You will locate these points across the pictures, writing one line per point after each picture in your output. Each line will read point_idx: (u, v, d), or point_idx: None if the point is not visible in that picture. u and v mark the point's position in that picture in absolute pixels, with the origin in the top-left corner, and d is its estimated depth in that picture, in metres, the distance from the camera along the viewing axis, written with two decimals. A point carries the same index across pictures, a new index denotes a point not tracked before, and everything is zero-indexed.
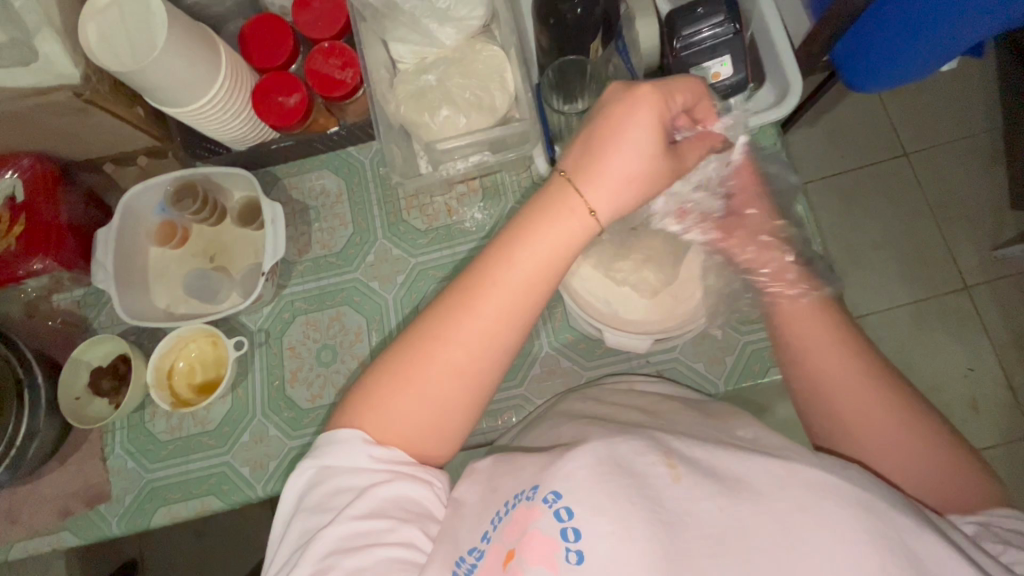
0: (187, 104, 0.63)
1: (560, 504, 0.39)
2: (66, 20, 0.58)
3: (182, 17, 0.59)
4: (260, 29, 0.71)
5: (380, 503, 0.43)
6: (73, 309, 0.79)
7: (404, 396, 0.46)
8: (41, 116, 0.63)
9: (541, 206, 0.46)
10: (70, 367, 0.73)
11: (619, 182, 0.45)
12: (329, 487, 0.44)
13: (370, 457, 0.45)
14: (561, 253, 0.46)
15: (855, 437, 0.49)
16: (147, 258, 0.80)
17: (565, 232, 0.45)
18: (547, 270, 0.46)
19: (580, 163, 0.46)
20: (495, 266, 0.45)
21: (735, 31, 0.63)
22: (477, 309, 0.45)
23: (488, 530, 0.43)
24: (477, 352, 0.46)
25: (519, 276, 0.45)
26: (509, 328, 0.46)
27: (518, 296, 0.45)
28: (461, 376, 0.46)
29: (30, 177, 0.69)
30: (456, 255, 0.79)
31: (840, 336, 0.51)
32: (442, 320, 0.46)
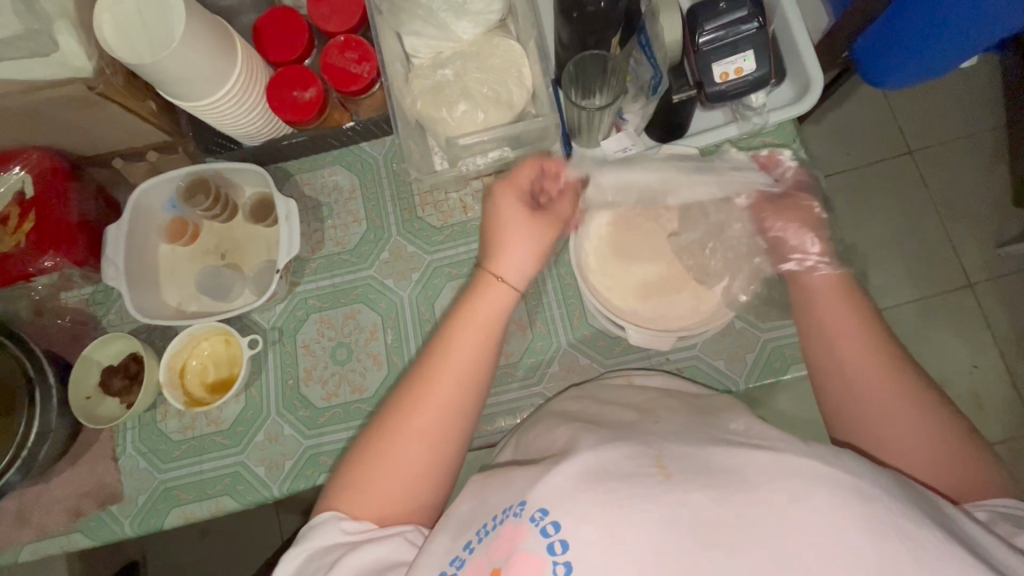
0: (202, 98, 0.62)
1: (546, 520, 0.38)
2: (80, 10, 0.56)
3: (199, 9, 0.58)
4: (275, 22, 0.70)
5: (352, 570, 0.44)
6: (82, 307, 0.78)
7: (382, 468, 0.49)
8: (51, 109, 0.62)
9: (469, 293, 0.57)
10: (82, 366, 0.72)
11: (519, 251, 0.59)
12: (308, 570, 0.46)
13: (339, 532, 0.47)
14: (489, 325, 0.55)
15: (859, 401, 0.51)
16: (157, 256, 0.79)
17: (494, 304, 0.56)
18: (478, 347, 0.54)
19: (489, 251, 0.59)
20: (432, 360, 0.53)
21: (758, 26, 0.63)
22: (426, 399, 0.51)
23: (473, 543, 0.42)
24: (429, 436, 0.50)
25: (455, 359, 0.53)
26: (457, 406, 0.52)
27: (468, 365, 0.53)
28: (433, 438, 0.50)
29: (39, 172, 0.68)
30: (472, 252, 0.78)
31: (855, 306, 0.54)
32: (396, 417, 0.51)
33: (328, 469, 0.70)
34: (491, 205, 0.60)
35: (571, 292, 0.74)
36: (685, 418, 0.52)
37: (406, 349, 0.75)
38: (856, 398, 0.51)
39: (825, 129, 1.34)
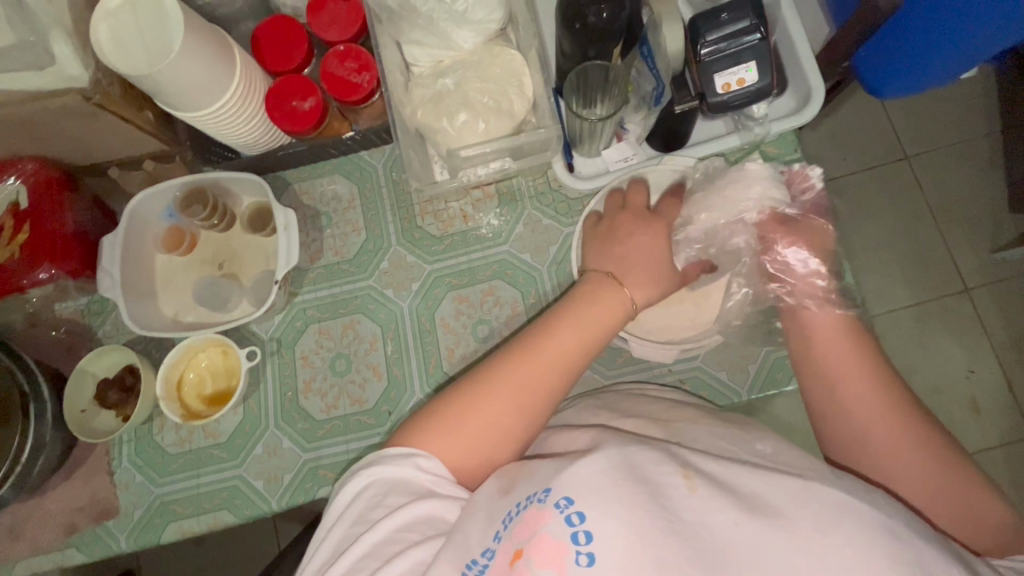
0: (200, 108, 0.61)
1: (572, 508, 0.39)
2: (75, 21, 0.55)
3: (196, 18, 0.57)
4: (273, 31, 0.69)
5: (410, 519, 0.46)
6: (77, 318, 0.77)
7: (469, 419, 0.51)
8: (46, 119, 0.61)
9: (583, 289, 0.60)
10: (76, 380, 0.71)
11: (643, 272, 0.60)
12: (379, 490, 0.48)
13: (418, 474, 0.48)
14: (601, 328, 0.57)
15: (864, 440, 0.52)
16: (154, 266, 0.78)
17: (605, 309, 0.58)
18: (587, 345, 0.56)
19: (609, 259, 0.61)
20: (552, 337, 0.55)
21: (760, 37, 0.63)
22: (530, 368, 0.54)
23: (500, 530, 0.43)
24: (523, 403, 0.53)
25: (562, 346, 0.55)
26: (553, 389, 0.54)
27: (575, 357, 0.55)
28: (524, 411, 0.53)
29: (34, 183, 0.67)
30: (473, 262, 0.77)
31: (857, 347, 0.55)
32: (498, 374, 0.53)
33: (327, 482, 0.70)
34: (609, 225, 0.64)
35: None
36: (708, 435, 0.52)
37: (407, 359, 0.74)
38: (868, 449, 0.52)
39: (822, 135, 1.34)
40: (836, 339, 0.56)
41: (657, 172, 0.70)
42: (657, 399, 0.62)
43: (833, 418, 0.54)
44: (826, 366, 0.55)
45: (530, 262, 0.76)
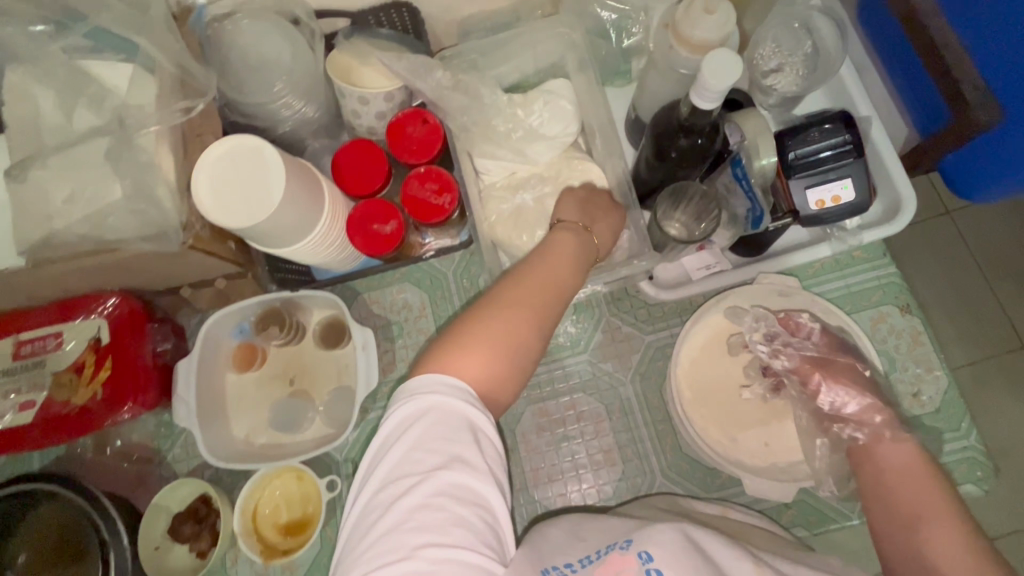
0: (285, 245, 0.60)
1: (652, 565, 0.44)
2: (178, 172, 0.56)
3: (292, 162, 0.57)
4: (355, 155, 0.69)
5: (456, 488, 0.42)
6: (147, 441, 0.75)
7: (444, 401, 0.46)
8: (137, 262, 0.60)
9: (557, 232, 0.58)
10: (151, 514, 0.68)
11: (607, 225, 0.62)
12: (412, 435, 0.43)
13: (436, 389, 0.45)
14: (576, 262, 0.56)
15: (918, 530, 0.52)
16: (224, 386, 0.76)
17: (573, 243, 0.57)
18: (563, 275, 0.54)
19: (579, 213, 0.61)
20: (526, 274, 0.53)
21: (854, 155, 0.62)
22: (502, 324, 0.49)
23: (572, 564, 0.46)
24: (512, 347, 0.49)
25: (549, 271, 0.53)
26: (528, 342, 0.50)
27: (553, 278, 0.53)
28: (536, 308, 0.51)
29: (117, 317, 0.65)
30: (552, 373, 0.75)
31: (925, 479, 0.55)
32: (463, 339, 0.48)
33: None
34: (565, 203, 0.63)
35: (660, 416, 0.71)
36: None
37: None
38: (912, 531, 0.53)
39: None
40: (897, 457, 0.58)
41: (748, 291, 0.70)
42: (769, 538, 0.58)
43: (890, 543, 0.54)
44: (891, 487, 0.56)
45: (612, 371, 0.74)
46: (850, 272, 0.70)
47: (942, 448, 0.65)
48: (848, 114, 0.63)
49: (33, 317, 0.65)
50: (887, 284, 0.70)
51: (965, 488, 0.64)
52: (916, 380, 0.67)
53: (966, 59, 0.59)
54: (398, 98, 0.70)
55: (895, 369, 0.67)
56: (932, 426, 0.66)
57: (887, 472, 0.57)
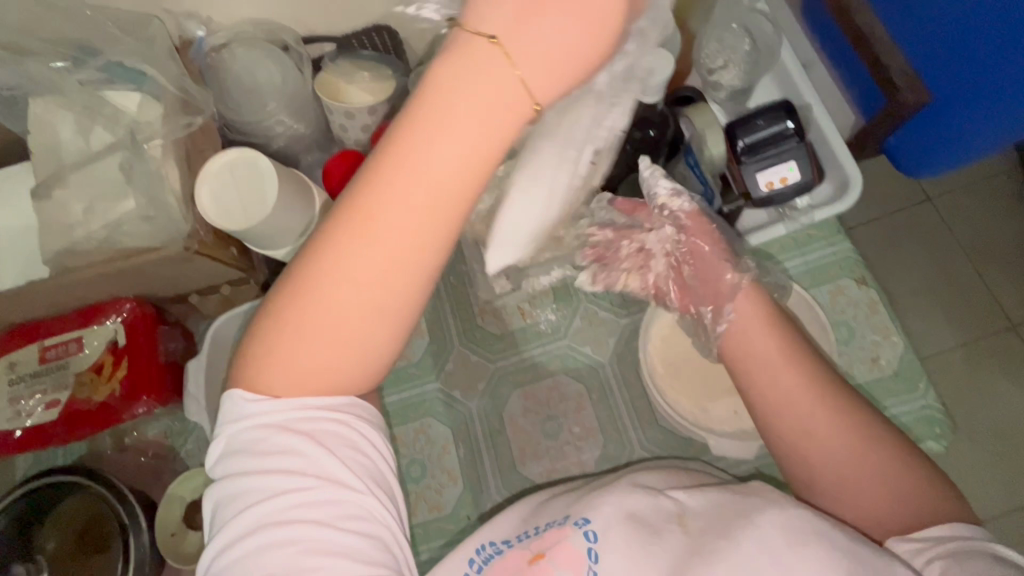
0: (282, 245, 0.66)
1: (589, 527, 0.47)
2: (182, 183, 0.63)
3: (285, 171, 0.63)
4: (341, 164, 0.75)
5: (319, 501, 0.37)
6: (162, 439, 0.81)
7: (288, 352, 0.36)
8: (149, 268, 0.66)
9: (450, 62, 0.34)
10: (167, 503, 0.74)
11: (549, 26, 0.34)
12: (246, 466, 0.37)
13: (255, 409, 0.37)
14: (484, 156, 0.34)
15: (807, 432, 0.47)
16: (232, 384, 0.82)
17: (489, 93, 0.34)
18: (454, 178, 0.34)
19: (488, 9, 0.34)
20: (375, 184, 0.34)
21: (797, 138, 0.67)
22: (328, 275, 0.35)
23: (523, 535, 0.51)
24: (379, 274, 0.34)
25: (421, 167, 0.33)
26: (414, 266, 0.35)
27: (451, 159, 0.33)
28: (427, 209, 0.34)
29: (131, 320, 0.72)
30: (534, 358, 0.80)
31: (785, 329, 0.50)
32: (313, 260, 0.35)
33: None
34: None
35: (638, 392, 0.76)
36: None
37: (479, 460, 0.76)
38: (808, 434, 0.47)
39: None
40: (757, 320, 0.51)
41: None
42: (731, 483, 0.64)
43: (760, 390, 0.49)
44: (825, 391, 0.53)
45: (591, 354, 0.79)
46: (809, 249, 0.75)
47: (901, 409, 0.69)
48: (789, 102, 0.68)
49: (55, 323, 0.71)
50: (843, 259, 0.74)
51: (926, 446, 0.68)
52: (874, 346, 0.71)
53: (893, 46, 0.65)
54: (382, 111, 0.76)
55: (855, 338, 0.72)
56: (891, 390, 0.70)
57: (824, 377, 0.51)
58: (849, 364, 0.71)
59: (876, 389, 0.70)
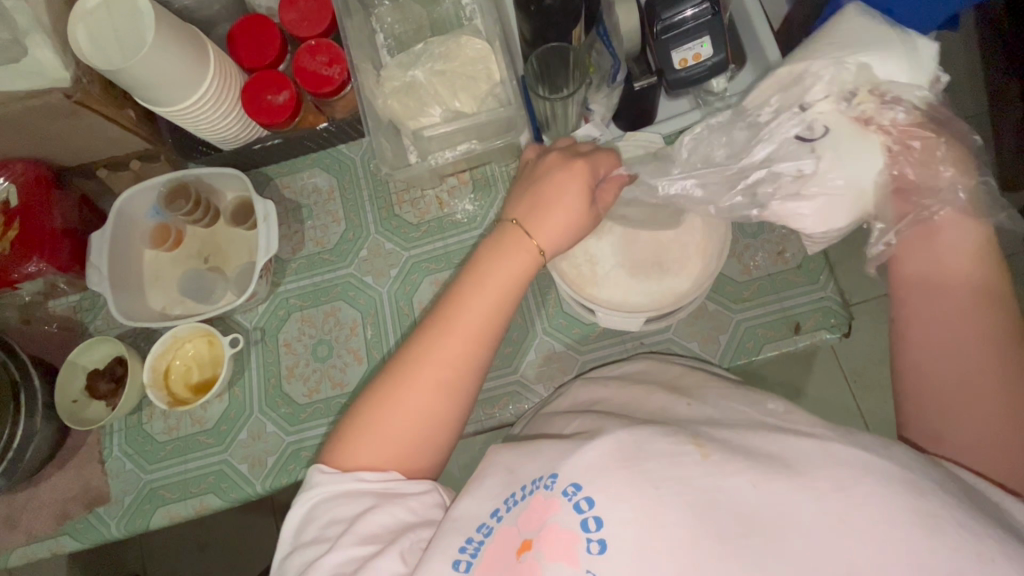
0: (177, 103, 0.64)
1: (580, 495, 0.39)
2: (53, 19, 0.58)
3: (170, 18, 0.60)
4: (249, 30, 0.72)
5: (385, 529, 0.44)
6: (69, 314, 0.79)
7: (378, 430, 0.48)
8: (32, 120, 0.64)
9: (492, 254, 0.53)
10: (67, 370, 0.74)
11: (559, 220, 0.54)
12: (317, 527, 0.45)
13: (334, 479, 0.46)
14: (512, 287, 0.52)
15: (931, 353, 0.47)
16: (143, 262, 0.81)
17: (519, 265, 0.53)
18: (494, 316, 0.51)
19: (525, 207, 0.55)
20: (441, 340, 0.50)
21: (713, 12, 0.63)
22: (404, 391, 0.48)
23: (499, 510, 0.43)
24: (443, 387, 0.49)
25: (472, 311, 0.51)
26: (459, 368, 0.50)
27: (487, 313, 0.51)
28: (472, 343, 0.50)
29: (24, 182, 0.70)
30: (449, 246, 0.79)
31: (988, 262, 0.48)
32: (402, 374, 0.49)
33: (309, 464, 0.72)
34: (536, 163, 0.58)
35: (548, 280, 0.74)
36: (719, 396, 0.53)
37: (386, 343, 0.76)
38: (933, 347, 0.47)
39: None
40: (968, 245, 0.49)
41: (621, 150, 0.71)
42: (672, 364, 0.64)
43: (915, 320, 0.49)
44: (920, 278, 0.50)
45: None
46: None
47: (801, 299, 0.69)
48: None
49: None
50: None
51: (822, 335, 0.68)
52: (781, 239, 0.71)
53: None
54: None
55: (763, 231, 0.71)
56: (793, 282, 0.69)
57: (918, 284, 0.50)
58: (753, 256, 0.71)
59: (778, 281, 0.70)
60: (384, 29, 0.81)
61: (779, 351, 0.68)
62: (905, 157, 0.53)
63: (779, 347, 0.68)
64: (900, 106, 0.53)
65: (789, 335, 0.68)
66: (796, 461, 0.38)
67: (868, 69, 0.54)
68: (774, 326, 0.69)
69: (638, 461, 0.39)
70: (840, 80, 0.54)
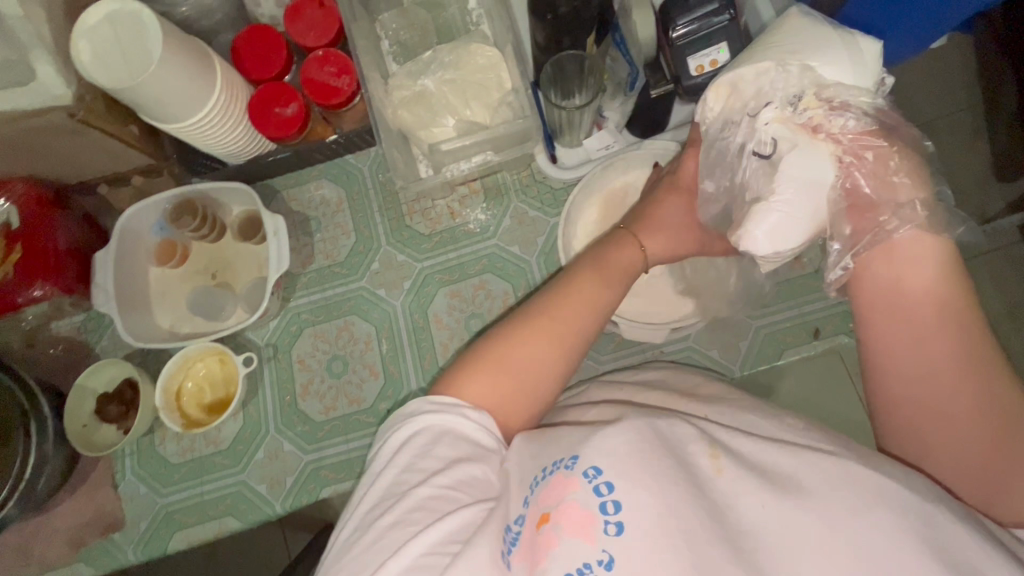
0: (182, 119, 0.62)
1: (600, 478, 0.38)
2: (55, 37, 0.56)
3: (176, 32, 0.58)
4: (254, 41, 0.70)
5: (464, 483, 0.42)
6: (74, 335, 0.77)
7: (492, 379, 0.46)
8: (33, 139, 0.62)
9: (612, 243, 0.55)
10: (76, 395, 0.71)
11: (666, 233, 0.58)
12: (414, 455, 0.43)
13: (444, 409, 0.44)
14: (628, 277, 0.53)
15: (902, 385, 0.43)
16: (148, 280, 0.79)
17: (625, 259, 0.54)
18: (616, 294, 0.51)
19: (641, 219, 0.58)
20: (564, 302, 0.49)
21: (730, 18, 0.62)
22: (518, 347, 0.47)
23: (527, 495, 0.41)
24: (558, 346, 0.47)
25: (591, 293, 0.50)
26: (578, 330, 0.49)
27: (610, 290, 0.51)
28: (590, 313, 0.49)
29: (25, 203, 0.68)
30: (462, 257, 0.78)
31: (957, 282, 0.42)
32: (520, 329, 0.48)
33: (329, 483, 0.71)
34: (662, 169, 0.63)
35: None
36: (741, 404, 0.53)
37: (402, 357, 0.75)
38: (902, 377, 0.43)
39: None
40: (928, 269, 0.42)
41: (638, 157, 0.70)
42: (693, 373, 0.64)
43: (882, 349, 0.44)
44: (880, 302, 0.44)
45: (520, 254, 0.77)
46: None
47: (820, 304, 0.69)
48: None
49: None
50: None
51: (841, 339, 0.68)
52: None
53: None
54: None
55: None
56: (812, 287, 0.69)
57: (877, 310, 0.44)
58: None
59: (796, 286, 0.70)
60: (389, 35, 0.79)
61: (799, 357, 0.69)
62: (858, 167, 0.46)
63: (800, 353, 0.69)
64: (845, 114, 0.46)
65: (810, 341, 0.69)
66: (809, 480, 0.37)
67: (812, 70, 0.47)
68: (793, 331, 0.69)
69: (662, 455, 0.38)
70: (783, 82, 0.48)
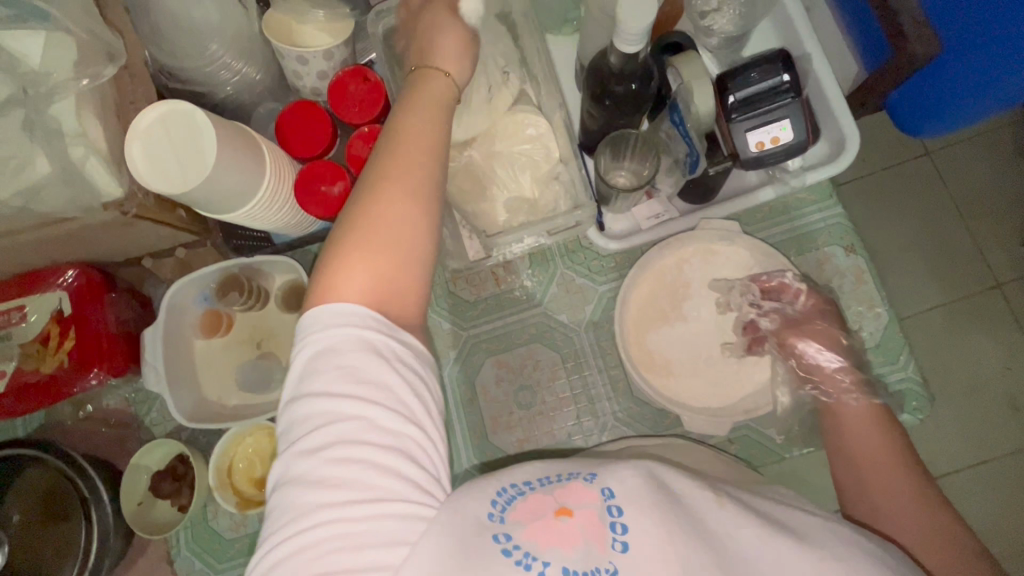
0: (231, 210, 0.61)
1: (614, 501, 0.41)
2: (109, 140, 0.55)
3: (225, 125, 0.58)
4: (298, 118, 0.68)
5: (392, 409, 0.38)
6: (124, 408, 0.77)
7: (354, 276, 0.41)
8: (85, 234, 0.61)
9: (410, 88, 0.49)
10: (130, 474, 0.72)
11: (458, 48, 0.52)
12: (324, 381, 0.38)
13: (341, 323, 0.39)
14: (441, 104, 0.48)
15: (878, 504, 0.53)
16: (194, 351, 0.78)
17: (435, 91, 0.49)
18: (433, 132, 0.46)
19: (422, 54, 0.52)
20: (385, 168, 0.44)
21: (794, 95, 0.61)
22: (371, 227, 0.42)
23: (527, 483, 0.45)
24: (408, 198, 0.43)
25: (414, 124, 0.46)
26: (419, 176, 0.44)
27: (424, 129, 0.46)
28: (418, 159, 0.45)
29: (76, 289, 0.68)
30: (509, 324, 0.76)
31: (886, 437, 0.56)
32: (356, 224, 0.42)
33: None
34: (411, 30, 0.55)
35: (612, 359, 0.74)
36: None
37: (453, 431, 0.74)
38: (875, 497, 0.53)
39: None
40: (872, 434, 0.56)
41: (696, 237, 0.70)
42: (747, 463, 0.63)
43: (863, 475, 0.55)
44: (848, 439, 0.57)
45: (567, 321, 0.76)
46: (798, 213, 0.72)
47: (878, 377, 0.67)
48: (784, 52, 0.61)
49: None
50: (833, 227, 0.71)
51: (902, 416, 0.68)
52: (858, 316, 0.69)
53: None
54: (339, 57, 0.68)
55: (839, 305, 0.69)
56: (871, 360, 0.68)
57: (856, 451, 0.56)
58: None
59: None
60: None
61: None
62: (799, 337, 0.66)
63: None
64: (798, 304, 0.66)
65: None
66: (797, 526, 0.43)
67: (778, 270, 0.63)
68: None
69: (662, 492, 0.42)
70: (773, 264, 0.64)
